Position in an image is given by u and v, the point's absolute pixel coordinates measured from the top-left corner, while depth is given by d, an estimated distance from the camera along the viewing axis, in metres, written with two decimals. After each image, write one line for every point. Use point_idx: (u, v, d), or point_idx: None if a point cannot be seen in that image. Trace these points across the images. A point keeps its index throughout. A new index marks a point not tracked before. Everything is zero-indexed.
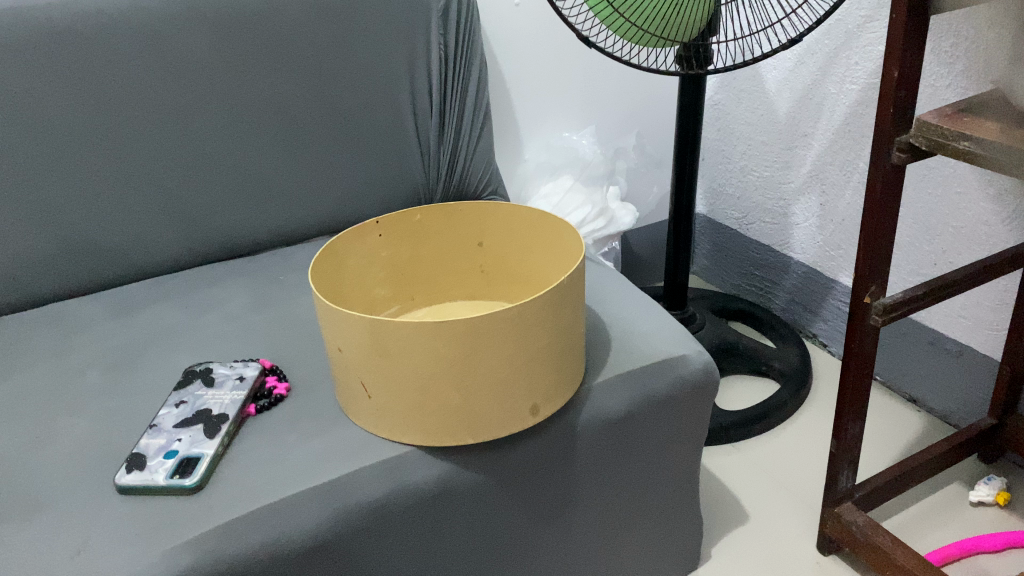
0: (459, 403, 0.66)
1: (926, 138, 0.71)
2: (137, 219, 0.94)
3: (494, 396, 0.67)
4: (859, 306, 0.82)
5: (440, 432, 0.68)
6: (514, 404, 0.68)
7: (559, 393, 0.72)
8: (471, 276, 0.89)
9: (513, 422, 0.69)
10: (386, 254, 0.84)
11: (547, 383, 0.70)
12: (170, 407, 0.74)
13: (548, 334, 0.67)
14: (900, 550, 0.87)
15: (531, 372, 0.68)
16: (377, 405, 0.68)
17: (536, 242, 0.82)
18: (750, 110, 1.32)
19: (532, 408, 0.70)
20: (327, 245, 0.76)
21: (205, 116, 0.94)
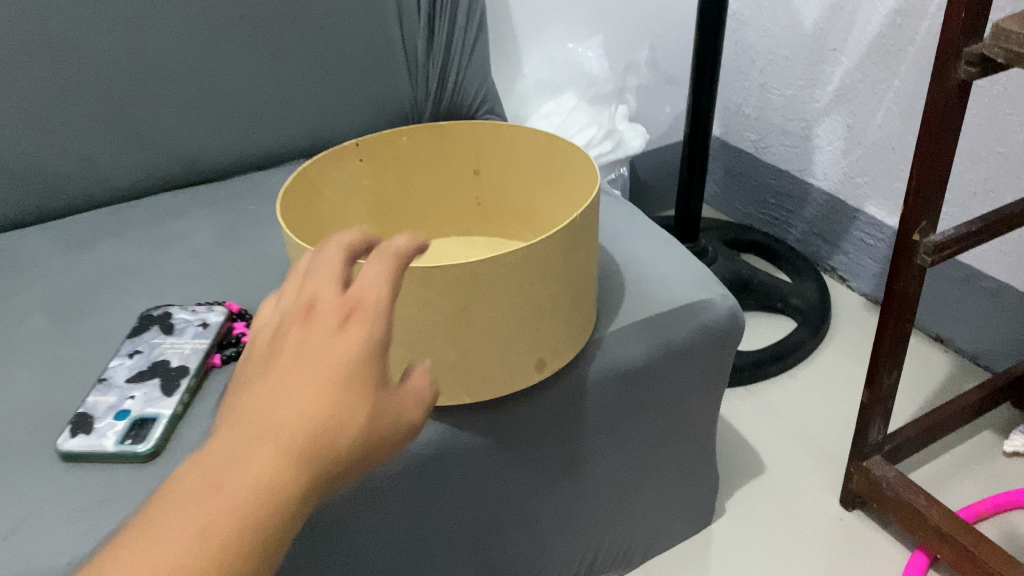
0: (456, 358, 0.57)
1: (1002, 49, 0.60)
2: (87, 139, 0.83)
3: (496, 350, 0.58)
4: (905, 244, 0.72)
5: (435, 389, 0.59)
6: (519, 359, 0.59)
7: (570, 344, 0.63)
8: (469, 210, 0.80)
9: (517, 379, 0.61)
10: (369, 183, 0.74)
11: (556, 334, 0.61)
12: (122, 359, 0.65)
13: (558, 279, 0.57)
14: (935, 510, 0.80)
15: (538, 324, 0.58)
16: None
17: (541, 170, 0.72)
18: (771, 22, 1.20)
19: (539, 362, 0.61)
20: (298, 171, 0.66)
21: (156, 20, 0.81)
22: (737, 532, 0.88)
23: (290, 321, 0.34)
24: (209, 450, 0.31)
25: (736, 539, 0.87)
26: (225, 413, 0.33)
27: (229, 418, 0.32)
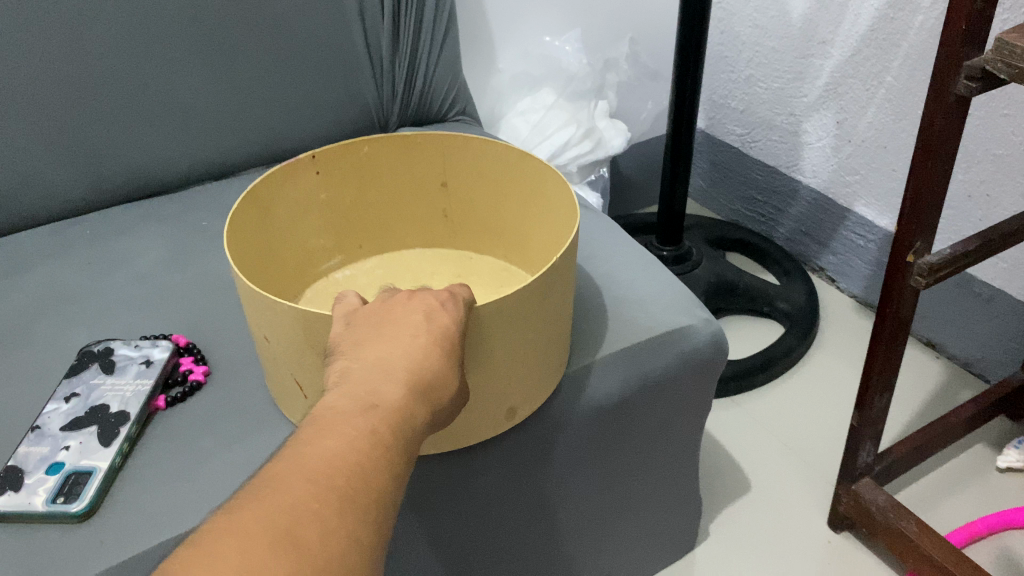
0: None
1: (1006, 64, 0.55)
2: (24, 153, 0.78)
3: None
4: (898, 265, 0.68)
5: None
6: (488, 409, 0.55)
7: (544, 388, 0.59)
8: (436, 222, 0.75)
9: (484, 428, 0.56)
10: (326, 197, 0.69)
11: (529, 382, 0.56)
12: (58, 403, 0.60)
13: (532, 328, 0.53)
14: (926, 537, 0.76)
15: (511, 375, 0.54)
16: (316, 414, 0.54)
17: (511, 187, 0.67)
18: (758, 11, 1.15)
19: (510, 411, 0.57)
20: (246, 188, 0.61)
21: (95, 25, 0.75)
22: (721, 558, 0.85)
23: (394, 305, 0.47)
24: (350, 380, 0.43)
25: (721, 565, 0.84)
26: (348, 357, 0.44)
27: (357, 359, 0.44)
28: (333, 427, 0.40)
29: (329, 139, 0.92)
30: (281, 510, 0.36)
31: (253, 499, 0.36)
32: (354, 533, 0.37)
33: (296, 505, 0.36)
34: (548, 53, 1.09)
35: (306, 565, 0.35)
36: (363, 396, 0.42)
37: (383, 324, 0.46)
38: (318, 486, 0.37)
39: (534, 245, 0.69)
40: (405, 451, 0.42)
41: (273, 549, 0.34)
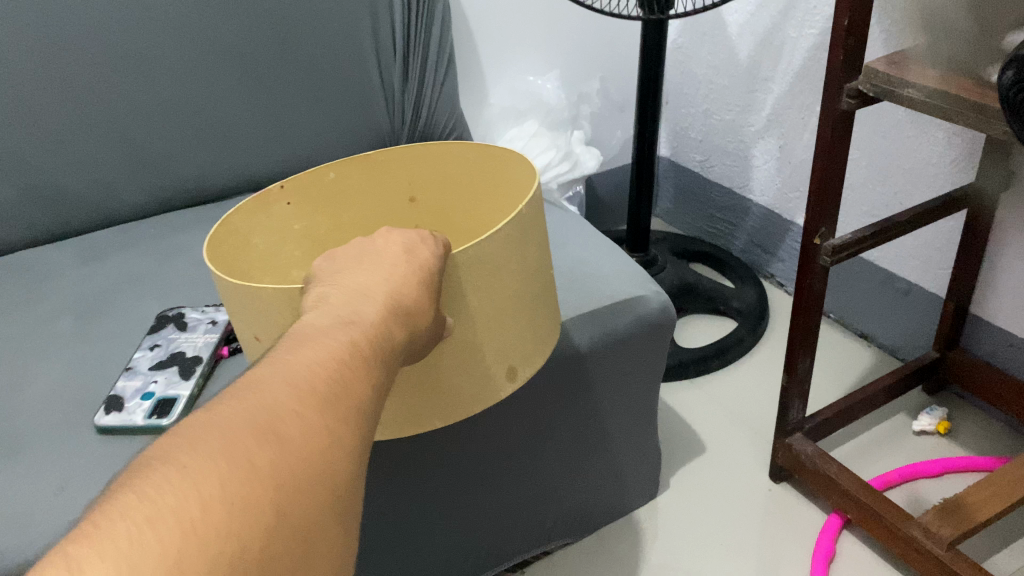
0: (413, 373, 0.51)
1: (872, 85, 0.74)
2: (102, 166, 0.95)
3: (460, 361, 0.52)
4: (808, 248, 0.85)
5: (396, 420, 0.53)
6: (488, 372, 0.53)
7: (540, 351, 0.58)
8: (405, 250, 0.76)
9: (488, 393, 0.54)
10: (301, 227, 0.68)
11: (525, 338, 0.55)
12: (144, 351, 0.76)
13: (516, 278, 0.52)
14: (845, 477, 0.92)
15: (503, 333, 0.53)
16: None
17: (480, 187, 0.68)
18: (712, 55, 1.34)
19: (512, 371, 0.55)
20: (221, 218, 0.59)
21: (164, 62, 0.94)
22: (679, 506, 1.01)
23: (373, 249, 0.49)
24: (331, 302, 0.44)
25: (678, 510, 1.00)
26: (327, 286, 0.46)
27: (338, 290, 0.45)
28: (310, 340, 0.41)
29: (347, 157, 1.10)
30: (263, 403, 0.36)
31: (233, 399, 0.37)
32: (334, 433, 0.37)
33: (277, 402, 0.37)
34: (531, 89, 1.29)
35: (287, 457, 0.35)
36: (343, 317, 0.43)
37: (361, 258, 0.48)
38: (299, 390, 0.38)
39: None
40: (384, 369, 0.43)
41: (253, 438, 0.35)
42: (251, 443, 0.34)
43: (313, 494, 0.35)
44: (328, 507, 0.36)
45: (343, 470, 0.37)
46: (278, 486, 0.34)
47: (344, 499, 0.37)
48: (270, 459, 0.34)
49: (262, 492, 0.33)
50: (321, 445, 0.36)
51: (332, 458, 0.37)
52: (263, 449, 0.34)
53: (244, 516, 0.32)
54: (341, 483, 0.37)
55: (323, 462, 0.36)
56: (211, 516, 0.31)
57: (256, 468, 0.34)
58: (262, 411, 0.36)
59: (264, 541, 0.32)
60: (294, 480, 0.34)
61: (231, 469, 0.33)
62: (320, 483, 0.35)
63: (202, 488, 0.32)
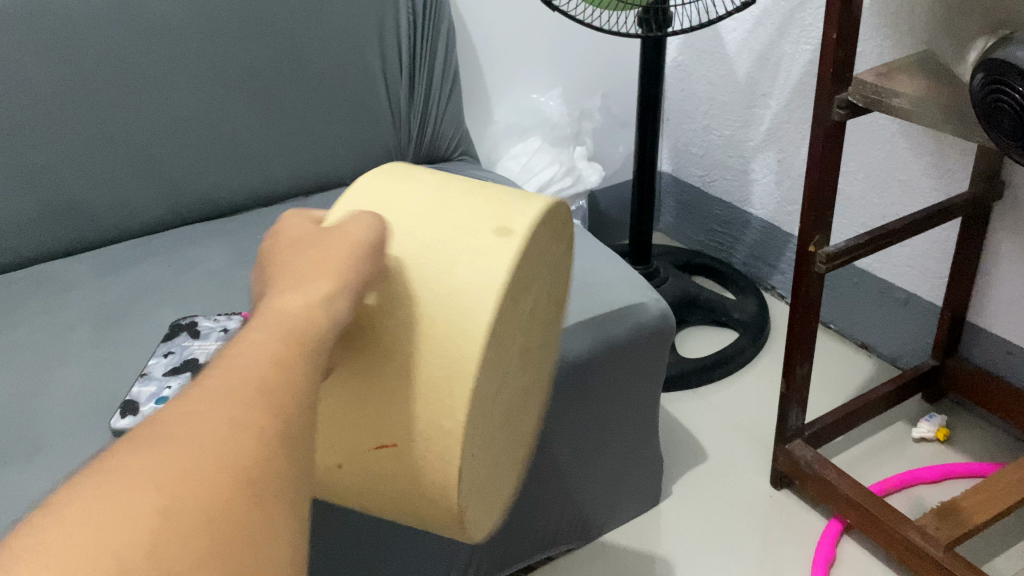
0: (417, 318, 0.51)
1: (862, 95, 0.76)
2: (119, 181, 0.98)
3: (426, 272, 0.51)
4: (804, 256, 0.87)
5: (451, 372, 0.50)
6: (477, 259, 0.51)
7: (523, 211, 0.54)
8: (521, 430, 0.63)
9: (497, 256, 0.51)
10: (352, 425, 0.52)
11: (476, 212, 0.54)
12: (159, 357, 0.78)
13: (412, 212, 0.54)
14: (844, 481, 0.94)
15: (441, 228, 0.53)
16: (440, 420, 0.50)
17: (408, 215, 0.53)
18: (711, 72, 1.37)
19: (498, 229, 0.52)
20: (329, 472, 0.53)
21: (180, 80, 0.97)
22: (683, 512, 1.02)
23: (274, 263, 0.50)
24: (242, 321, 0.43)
25: (681, 517, 1.01)
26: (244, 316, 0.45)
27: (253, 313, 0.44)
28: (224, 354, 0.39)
29: (355, 172, 1.13)
30: (154, 421, 0.34)
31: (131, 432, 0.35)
32: (235, 419, 0.35)
33: (198, 417, 0.34)
34: (535, 106, 1.32)
35: (174, 452, 0.32)
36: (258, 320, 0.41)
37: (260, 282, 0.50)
38: (192, 396, 0.36)
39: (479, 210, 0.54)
40: (300, 347, 0.40)
41: (137, 448, 0.32)
42: (136, 450, 0.32)
43: (248, 496, 0.33)
44: (242, 490, 0.33)
45: (254, 450, 0.34)
46: (212, 506, 0.32)
47: (262, 488, 0.34)
48: (201, 478, 0.32)
49: (147, 488, 0.31)
50: (231, 432, 0.34)
51: (268, 466, 0.35)
52: (149, 452, 0.32)
53: (125, 517, 0.29)
54: (281, 492, 0.35)
55: (260, 475, 0.34)
56: (84, 525, 0.29)
57: (135, 468, 0.31)
58: (159, 422, 0.34)
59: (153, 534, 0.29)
60: (186, 470, 0.32)
61: (159, 495, 0.31)
62: (220, 470, 0.33)
63: (85, 500, 0.30)
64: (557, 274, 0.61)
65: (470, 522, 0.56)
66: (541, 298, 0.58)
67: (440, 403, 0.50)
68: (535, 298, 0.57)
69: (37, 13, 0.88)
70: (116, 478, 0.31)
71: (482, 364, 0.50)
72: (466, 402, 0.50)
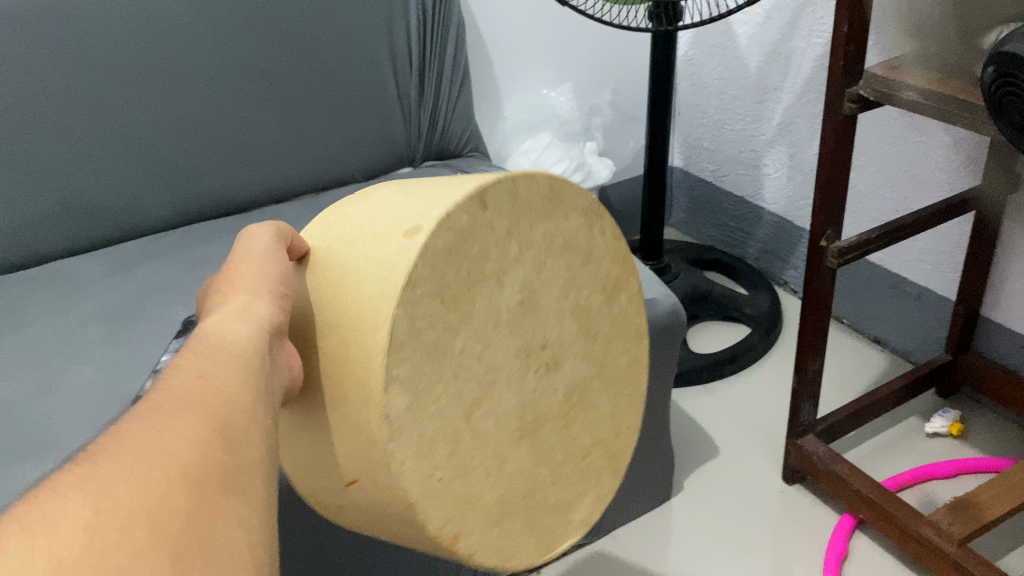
0: (333, 346, 0.47)
1: (873, 90, 0.76)
2: (131, 180, 0.98)
3: (338, 295, 0.47)
4: (815, 250, 0.87)
5: (364, 398, 0.45)
6: (380, 269, 0.46)
7: (443, 201, 0.47)
8: (582, 433, 0.57)
9: (399, 260, 0.45)
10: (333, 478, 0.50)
11: (395, 213, 0.49)
12: (172, 353, 0.78)
13: (338, 235, 0.50)
14: (856, 477, 0.93)
15: (362, 237, 0.48)
16: (368, 452, 0.46)
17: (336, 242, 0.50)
18: (722, 67, 1.37)
19: (408, 229, 0.46)
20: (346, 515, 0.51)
21: (190, 78, 0.98)
22: (694, 508, 1.02)
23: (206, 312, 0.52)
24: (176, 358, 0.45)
25: (692, 513, 1.01)
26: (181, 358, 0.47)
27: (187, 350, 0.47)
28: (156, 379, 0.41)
29: (365, 169, 1.13)
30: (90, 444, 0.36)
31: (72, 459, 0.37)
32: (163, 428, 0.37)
33: (131, 432, 0.36)
34: (545, 102, 1.32)
35: (107, 460, 0.34)
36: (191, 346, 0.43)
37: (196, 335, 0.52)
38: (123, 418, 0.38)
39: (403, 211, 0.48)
40: (221, 363, 0.42)
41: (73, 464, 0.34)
42: (70, 467, 0.34)
43: (186, 490, 0.34)
44: (177, 484, 0.34)
45: (185, 452, 0.36)
46: (156, 503, 0.33)
47: (199, 482, 0.35)
48: (141, 480, 0.34)
49: (79, 493, 0.32)
50: (159, 439, 0.36)
51: (211, 466, 0.36)
52: (83, 465, 0.34)
53: (60, 519, 0.31)
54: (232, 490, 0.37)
55: (204, 474, 0.36)
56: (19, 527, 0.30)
57: (70, 479, 0.33)
58: (94, 443, 0.36)
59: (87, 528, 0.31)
60: (118, 473, 0.33)
61: (100, 498, 0.32)
62: (153, 470, 0.34)
63: (21, 510, 0.31)
64: (559, 251, 0.53)
65: (480, 549, 0.50)
66: (524, 287, 0.51)
67: (363, 433, 0.45)
68: (508, 291, 0.50)
69: (51, 12, 0.89)
70: (47, 492, 0.32)
71: (395, 387, 0.45)
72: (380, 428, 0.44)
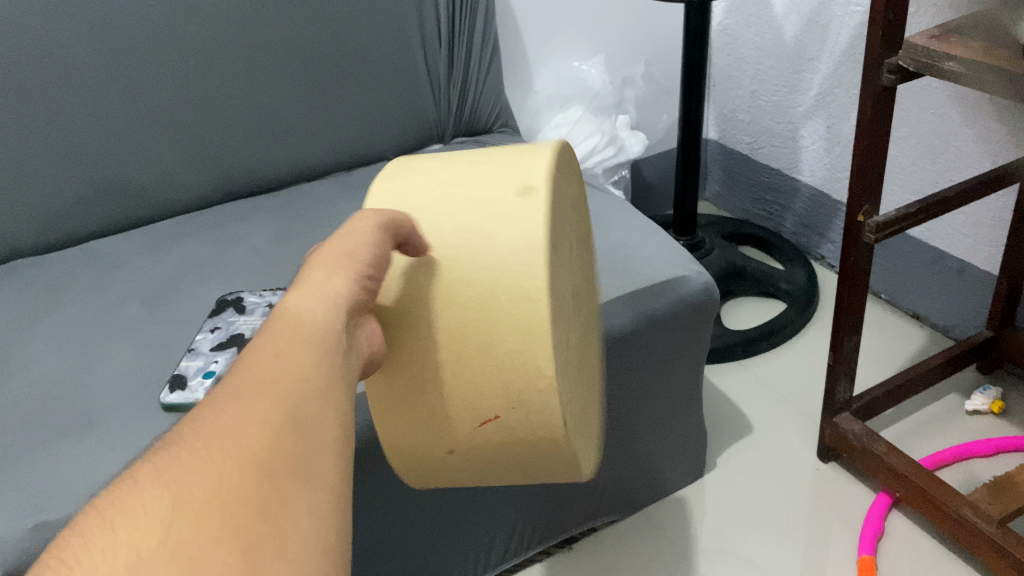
0: (474, 301, 0.52)
1: (913, 60, 0.73)
2: (166, 159, 0.99)
3: (469, 255, 0.52)
4: (853, 226, 0.85)
5: (528, 338, 0.51)
6: (509, 226, 0.52)
7: (535, 165, 0.56)
8: (597, 353, 0.69)
9: (533, 218, 0.52)
10: (444, 427, 0.54)
11: (495, 177, 0.55)
12: (206, 333, 0.80)
13: (429, 205, 0.55)
14: (894, 456, 0.92)
15: (465, 202, 0.54)
16: (528, 382, 0.52)
17: (439, 213, 0.54)
18: (758, 36, 1.34)
19: (522, 189, 0.54)
20: (445, 458, 0.56)
21: (221, 58, 0.98)
22: (727, 485, 1.01)
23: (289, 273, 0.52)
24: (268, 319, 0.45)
25: (725, 489, 1.01)
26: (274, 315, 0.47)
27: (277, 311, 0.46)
28: (243, 358, 0.41)
29: (395, 145, 1.13)
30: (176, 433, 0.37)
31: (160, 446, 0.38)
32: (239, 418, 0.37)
33: (212, 423, 0.37)
34: (576, 75, 1.31)
35: (180, 462, 0.35)
36: (279, 317, 0.43)
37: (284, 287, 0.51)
38: (205, 405, 0.38)
39: (502, 177, 0.55)
40: (307, 340, 0.42)
41: (156, 462, 0.35)
42: (150, 467, 0.35)
43: (260, 481, 0.35)
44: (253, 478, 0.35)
45: (259, 442, 0.36)
46: (227, 498, 0.33)
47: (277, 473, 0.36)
48: (216, 476, 0.34)
49: (155, 497, 0.33)
50: (239, 432, 0.36)
51: (285, 453, 0.36)
52: (159, 465, 0.35)
53: (138, 527, 0.32)
54: (315, 470, 0.37)
55: (283, 461, 0.36)
56: (103, 542, 0.31)
57: (146, 482, 0.34)
58: (179, 434, 0.37)
59: (163, 533, 0.32)
60: (193, 473, 0.34)
61: (172, 501, 0.33)
62: (223, 468, 0.35)
63: (105, 520, 0.32)
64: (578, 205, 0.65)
65: (582, 454, 0.59)
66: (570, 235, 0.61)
67: (519, 364, 0.52)
68: (567, 237, 0.60)
69: None
70: (127, 496, 0.33)
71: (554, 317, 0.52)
72: (551, 357, 0.51)
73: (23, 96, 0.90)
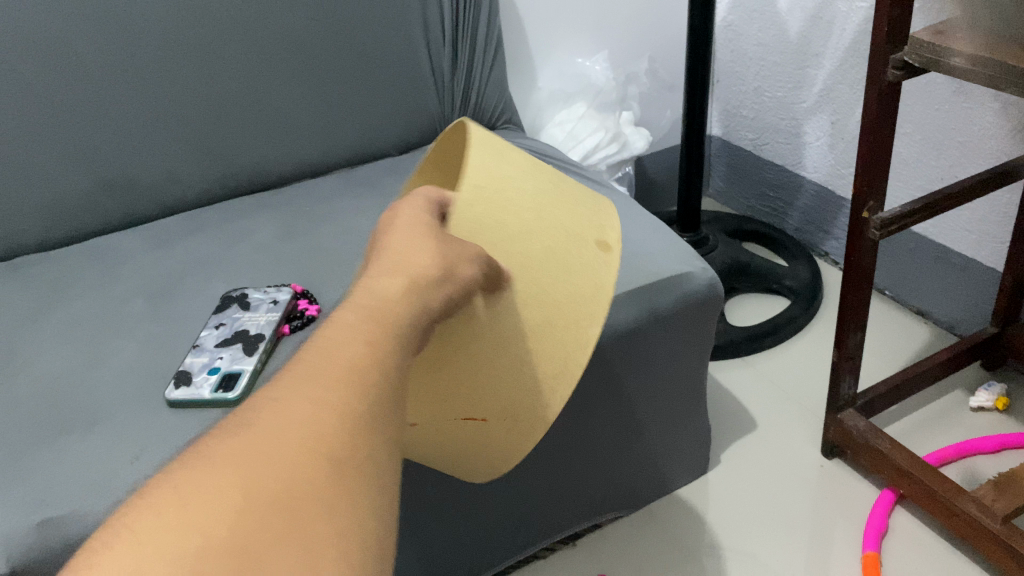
0: (536, 322, 0.55)
1: (919, 56, 0.73)
2: (170, 156, 0.99)
3: (546, 283, 0.55)
4: (858, 222, 0.84)
5: (560, 372, 0.55)
6: (579, 269, 0.57)
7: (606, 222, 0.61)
8: None
9: (605, 273, 0.57)
10: (429, 404, 0.55)
11: (579, 219, 0.59)
12: (210, 329, 0.80)
13: (523, 211, 0.56)
14: (897, 452, 0.92)
15: (554, 228, 0.57)
16: (539, 403, 0.55)
17: (534, 226, 0.56)
18: (762, 32, 1.34)
19: (601, 244, 0.58)
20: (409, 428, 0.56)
21: (224, 54, 0.98)
22: (732, 481, 1.01)
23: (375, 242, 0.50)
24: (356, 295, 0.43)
25: (729, 484, 1.01)
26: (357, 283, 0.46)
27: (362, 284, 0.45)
28: (333, 333, 0.39)
29: (399, 141, 1.13)
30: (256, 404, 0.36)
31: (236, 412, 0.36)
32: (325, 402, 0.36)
33: (296, 403, 0.35)
34: (579, 71, 1.31)
35: (261, 440, 0.33)
36: (375, 303, 0.42)
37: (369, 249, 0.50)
38: (292, 377, 0.37)
39: (584, 223, 0.59)
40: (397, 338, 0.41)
41: (236, 435, 0.34)
42: (230, 440, 0.33)
43: (334, 474, 0.33)
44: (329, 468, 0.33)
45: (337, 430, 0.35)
46: (297, 485, 0.32)
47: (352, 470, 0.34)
48: (295, 463, 0.33)
49: (232, 474, 0.32)
50: (325, 417, 0.35)
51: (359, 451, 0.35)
52: (239, 441, 0.33)
53: (210, 503, 0.30)
54: (381, 465, 0.36)
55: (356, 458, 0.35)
56: (173, 514, 0.30)
57: (226, 457, 0.32)
58: (258, 406, 0.35)
59: (235, 515, 0.30)
60: (274, 454, 0.33)
61: (246, 483, 0.31)
62: (300, 455, 0.33)
63: (179, 490, 0.31)
64: None
65: None
66: None
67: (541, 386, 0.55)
68: None
69: None
70: (201, 471, 0.32)
71: None
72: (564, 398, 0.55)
73: (26, 93, 0.90)
